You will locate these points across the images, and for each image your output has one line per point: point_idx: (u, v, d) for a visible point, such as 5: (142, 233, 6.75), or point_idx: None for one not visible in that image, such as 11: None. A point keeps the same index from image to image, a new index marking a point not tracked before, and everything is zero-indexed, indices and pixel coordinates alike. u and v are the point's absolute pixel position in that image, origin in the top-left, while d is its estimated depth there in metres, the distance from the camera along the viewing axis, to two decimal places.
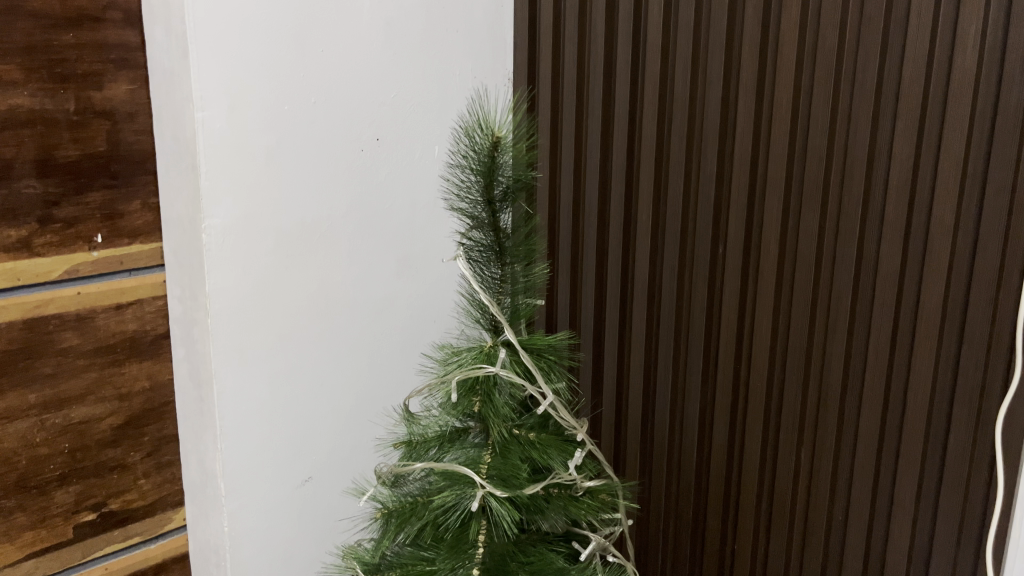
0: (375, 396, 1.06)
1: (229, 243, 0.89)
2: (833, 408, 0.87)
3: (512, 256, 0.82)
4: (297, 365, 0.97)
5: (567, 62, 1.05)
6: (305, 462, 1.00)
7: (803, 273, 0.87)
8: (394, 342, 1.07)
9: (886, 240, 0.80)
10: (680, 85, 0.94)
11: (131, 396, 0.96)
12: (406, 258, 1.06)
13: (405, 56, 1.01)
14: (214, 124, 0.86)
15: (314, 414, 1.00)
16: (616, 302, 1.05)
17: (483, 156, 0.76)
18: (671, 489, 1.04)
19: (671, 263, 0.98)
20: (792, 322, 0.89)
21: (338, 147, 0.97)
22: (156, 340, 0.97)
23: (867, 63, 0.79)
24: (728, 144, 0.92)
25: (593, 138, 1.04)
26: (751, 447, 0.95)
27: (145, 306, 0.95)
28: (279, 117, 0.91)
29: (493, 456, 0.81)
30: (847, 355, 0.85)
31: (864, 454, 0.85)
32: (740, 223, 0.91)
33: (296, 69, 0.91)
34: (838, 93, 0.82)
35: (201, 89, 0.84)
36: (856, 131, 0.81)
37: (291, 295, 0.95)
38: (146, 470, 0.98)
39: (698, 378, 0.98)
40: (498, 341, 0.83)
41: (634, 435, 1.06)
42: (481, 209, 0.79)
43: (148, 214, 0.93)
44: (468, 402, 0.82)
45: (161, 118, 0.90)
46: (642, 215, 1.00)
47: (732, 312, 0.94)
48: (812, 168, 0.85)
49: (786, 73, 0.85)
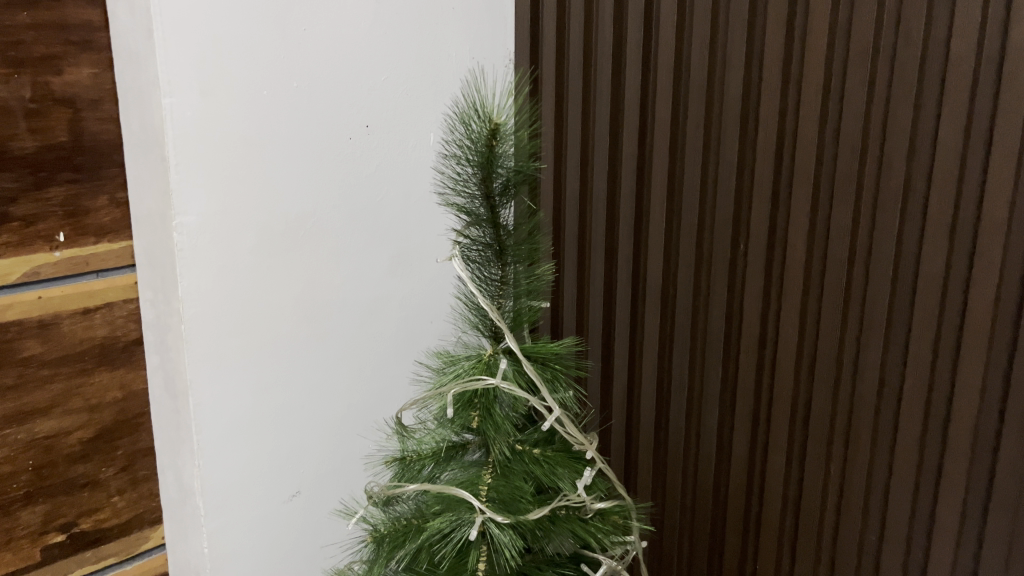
0: (367, 407, 0.99)
1: (204, 243, 0.81)
2: (867, 420, 0.79)
3: (514, 256, 0.74)
4: (281, 373, 0.90)
5: (574, 41, 0.97)
6: (294, 475, 0.93)
7: (835, 272, 0.79)
8: (386, 347, 0.99)
9: (928, 236, 0.72)
10: (695, 66, 0.86)
11: (102, 408, 0.88)
12: (400, 255, 0.98)
13: (395, 36, 0.93)
14: (184, 112, 0.78)
15: (301, 425, 0.93)
16: (626, 302, 0.98)
17: (480, 145, 0.68)
18: (687, 504, 0.96)
19: (687, 259, 0.90)
20: (822, 326, 0.81)
21: (324, 138, 0.89)
22: (128, 346, 0.89)
23: (908, 37, 0.70)
24: (750, 129, 0.84)
25: (602, 124, 0.96)
26: (775, 459, 0.87)
27: (114, 310, 0.87)
28: (257, 104, 0.83)
29: (493, 476, 0.74)
30: (883, 363, 0.77)
31: (902, 471, 0.77)
32: (764, 216, 0.83)
33: (276, 50, 0.83)
34: (876, 72, 0.73)
35: (168, 73, 0.76)
36: (895, 116, 0.73)
37: (276, 298, 0.88)
38: (120, 486, 0.91)
39: (716, 385, 0.91)
40: (499, 349, 0.76)
41: (646, 444, 0.99)
42: (479, 205, 0.72)
43: (116, 210, 0.85)
44: (466, 417, 0.75)
45: (127, 104, 0.82)
46: (654, 209, 0.93)
47: (754, 314, 0.86)
48: (845, 155, 0.76)
49: (816, 52, 0.77)
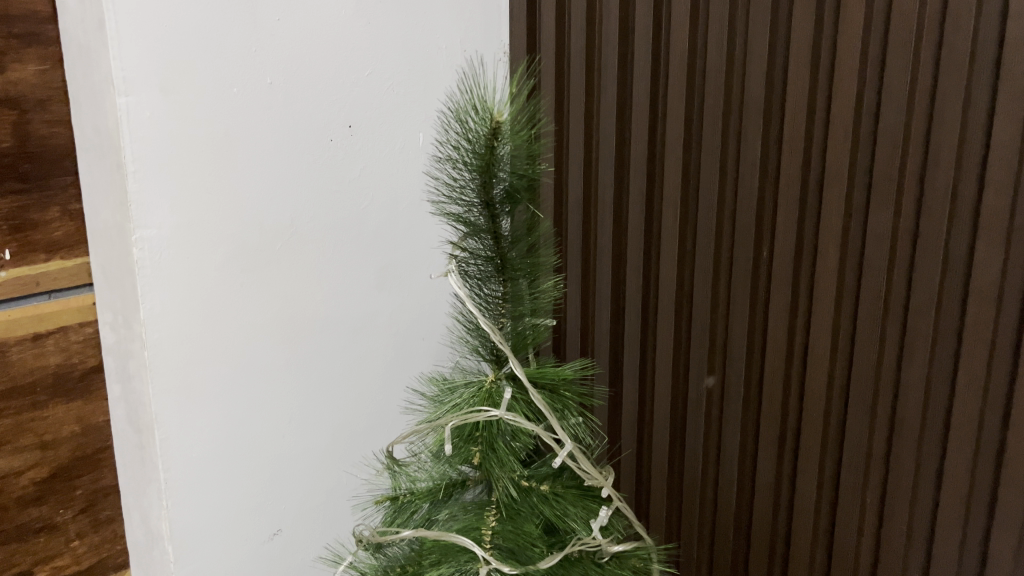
0: (355, 437, 0.91)
1: (169, 259, 0.73)
2: (910, 445, 0.71)
3: (516, 270, 0.66)
4: (258, 401, 0.81)
5: (576, 31, 0.88)
6: (274, 512, 0.84)
7: (872, 282, 0.71)
8: (375, 371, 0.91)
9: (982, 242, 0.64)
10: (713, 58, 0.78)
11: (57, 444, 0.79)
12: (388, 267, 0.90)
13: (380, 27, 0.85)
14: (142, 113, 0.69)
15: (283, 458, 0.84)
16: (636, 314, 0.90)
17: (478, 146, 0.60)
18: (705, 533, 0.89)
19: (704, 270, 0.83)
20: (859, 342, 0.73)
21: (303, 140, 0.80)
22: (86, 375, 0.80)
23: (957, 20, 0.63)
24: (775, 125, 0.76)
25: (608, 122, 0.88)
26: (805, 486, 0.79)
27: (70, 335, 0.78)
28: (226, 103, 0.74)
29: (498, 518, 0.66)
30: (927, 385, 0.69)
31: (950, 504, 0.69)
32: (791, 220, 0.76)
33: (247, 43, 0.75)
34: (920, 59, 0.66)
35: (122, 70, 0.67)
36: (942, 108, 0.65)
37: (252, 320, 0.79)
38: (81, 529, 0.82)
39: (738, 405, 0.83)
40: (501, 374, 0.68)
41: (660, 469, 0.91)
42: (478, 213, 0.64)
43: (69, 223, 0.76)
44: (466, 452, 0.66)
45: (79, 104, 0.73)
46: (667, 213, 0.85)
47: (781, 327, 0.78)
48: (884, 154, 0.69)
49: (850, 38, 0.69)
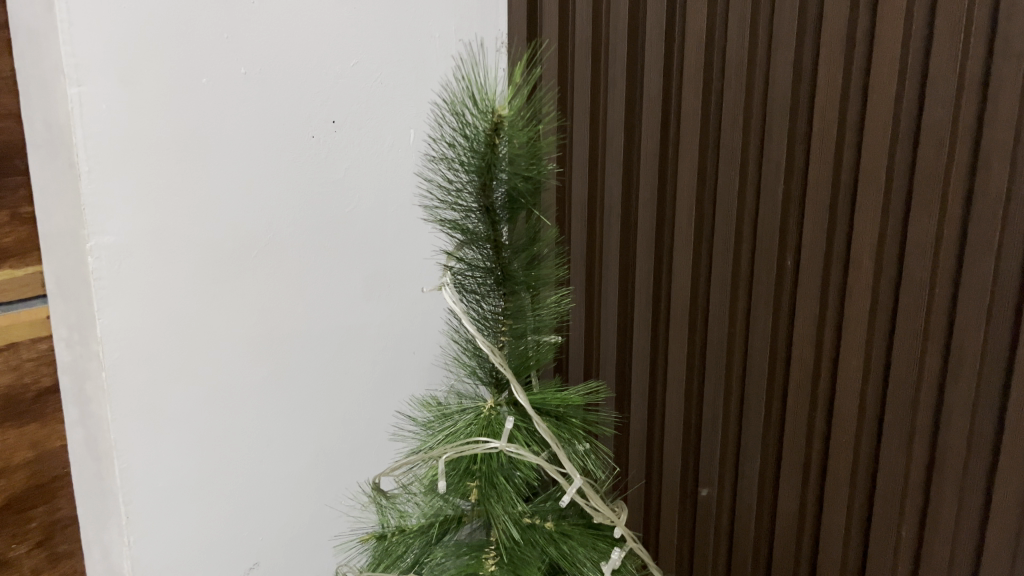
0: (340, 460, 0.83)
1: (129, 268, 0.65)
2: (951, 477, 0.64)
3: (518, 283, 0.59)
4: (232, 424, 0.74)
5: (581, 20, 0.81)
6: (250, 544, 0.77)
7: (910, 296, 0.64)
8: (362, 388, 0.84)
9: None
10: (733, 49, 0.71)
11: (8, 472, 0.71)
12: (376, 275, 0.83)
13: (366, 12, 0.77)
14: (98, 105, 0.61)
15: (261, 486, 0.77)
16: (646, 327, 0.83)
17: (477, 144, 0.52)
18: (720, 566, 0.82)
19: (721, 279, 0.76)
20: (895, 361, 0.66)
21: (282, 136, 0.73)
22: (41, 396, 0.72)
23: (1014, 3, 0.55)
24: (802, 122, 0.69)
25: (616, 118, 0.81)
26: (832, 518, 0.72)
27: (21, 352, 0.70)
28: (194, 95, 0.66)
29: (498, 564, 0.59)
30: (972, 412, 0.62)
31: (996, 545, 0.62)
32: (819, 226, 0.69)
33: (218, 28, 0.67)
34: (970, 48, 0.58)
35: (75, 57, 0.59)
36: (996, 104, 0.57)
37: (223, 334, 0.72)
38: (36, 565, 0.74)
39: (758, 426, 0.76)
40: (501, 400, 0.61)
41: (671, 494, 0.84)
42: (477, 220, 0.56)
43: (19, 229, 0.68)
44: (464, 488, 0.59)
45: (27, 96, 0.65)
46: (681, 217, 0.78)
47: (807, 344, 0.71)
48: (927, 154, 0.61)
49: (889, 26, 0.62)
